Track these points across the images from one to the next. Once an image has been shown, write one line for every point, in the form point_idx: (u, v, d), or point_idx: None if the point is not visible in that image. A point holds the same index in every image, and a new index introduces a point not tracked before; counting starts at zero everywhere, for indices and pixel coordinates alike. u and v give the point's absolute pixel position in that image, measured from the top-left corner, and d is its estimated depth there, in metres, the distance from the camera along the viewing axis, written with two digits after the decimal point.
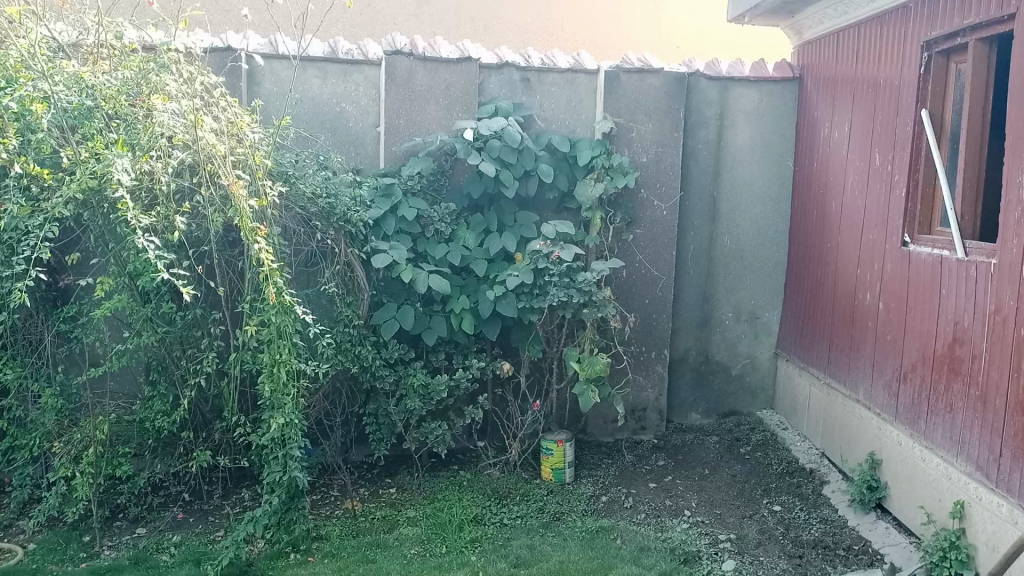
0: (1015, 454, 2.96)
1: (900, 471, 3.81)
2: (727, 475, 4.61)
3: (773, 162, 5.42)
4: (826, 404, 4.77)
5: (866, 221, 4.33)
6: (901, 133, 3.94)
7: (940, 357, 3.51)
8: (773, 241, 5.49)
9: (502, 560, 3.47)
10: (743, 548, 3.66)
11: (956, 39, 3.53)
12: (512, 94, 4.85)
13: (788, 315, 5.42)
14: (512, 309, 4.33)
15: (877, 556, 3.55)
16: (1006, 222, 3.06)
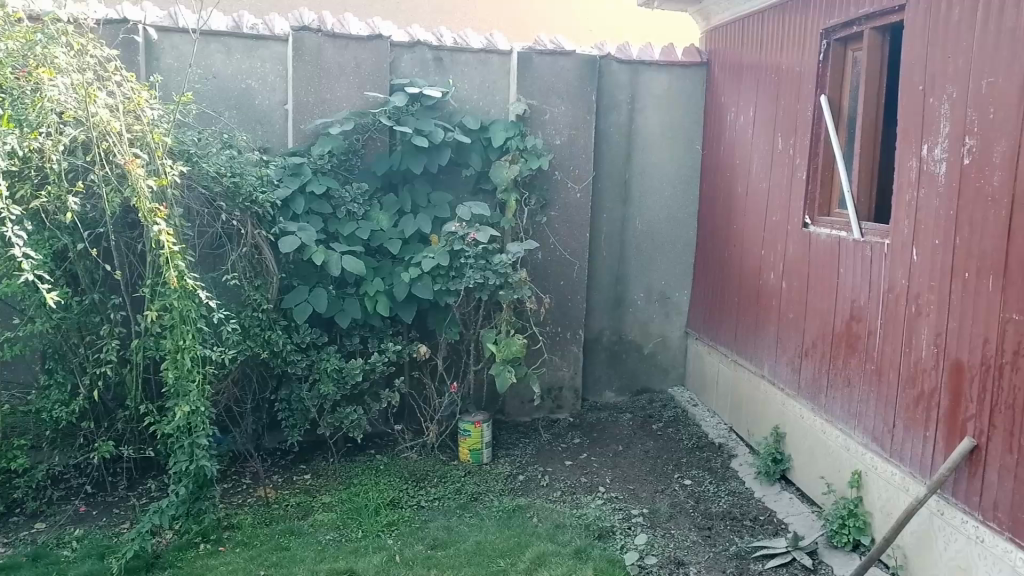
0: (907, 424, 3.13)
1: (802, 443, 3.99)
2: (640, 451, 4.72)
3: (682, 146, 5.55)
4: (733, 380, 4.94)
5: (770, 203, 4.48)
6: (802, 118, 4.08)
7: (838, 334, 3.67)
8: (683, 223, 5.63)
9: (419, 543, 3.47)
10: (655, 522, 3.76)
11: (853, 28, 3.67)
12: (424, 73, 4.79)
13: (698, 295, 5.57)
14: (428, 291, 4.30)
15: (781, 525, 3.71)
16: (899, 204, 3.20)
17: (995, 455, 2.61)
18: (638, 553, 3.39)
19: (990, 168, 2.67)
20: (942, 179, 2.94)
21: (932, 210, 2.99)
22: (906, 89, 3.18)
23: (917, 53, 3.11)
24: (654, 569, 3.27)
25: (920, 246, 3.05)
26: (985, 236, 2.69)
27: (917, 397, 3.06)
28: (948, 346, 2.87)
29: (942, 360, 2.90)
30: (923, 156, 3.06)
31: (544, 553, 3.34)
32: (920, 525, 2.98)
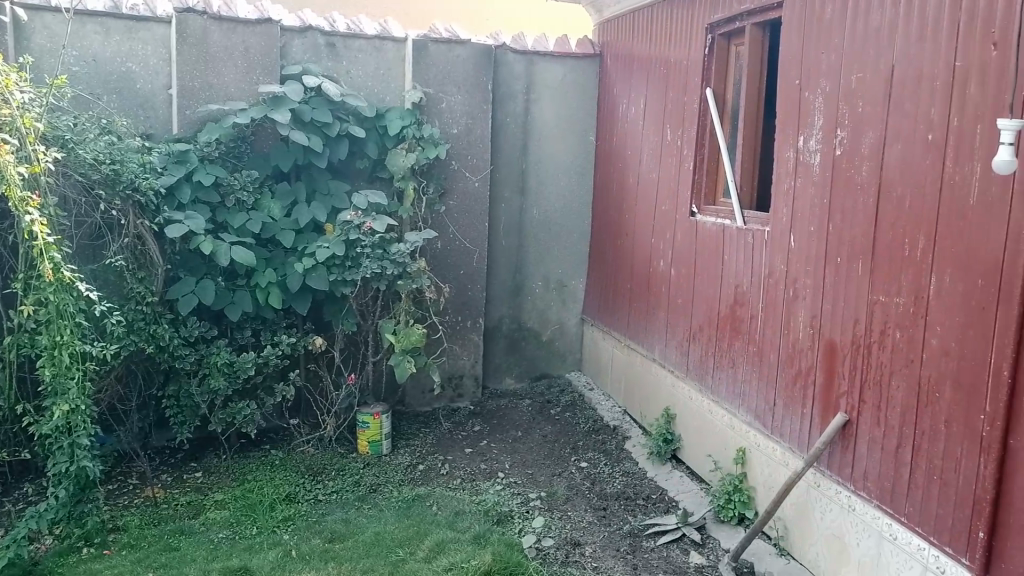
0: (786, 402, 3.30)
1: (691, 423, 4.15)
2: (538, 436, 4.80)
3: (577, 137, 5.64)
4: (627, 364, 5.08)
5: (659, 193, 4.62)
6: (689, 110, 4.23)
7: (723, 318, 3.83)
8: (579, 212, 5.73)
9: (316, 537, 3.42)
10: (552, 504, 3.84)
11: (735, 24, 3.81)
12: (317, 59, 4.69)
13: (593, 282, 5.70)
14: (324, 282, 4.23)
15: (672, 503, 3.85)
16: (778, 193, 3.36)
17: (865, 428, 2.79)
18: (535, 537, 3.45)
19: (859, 159, 2.84)
20: (817, 169, 3.10)
21: (807, 199, 3.15)
22: (784, 84, 3.33)
23: (794, 50, 3.26)
24: (551, 551, 3.34)
25: (797, 233, 3.22)
26: (855, 223, 2.86)
27: (795, 376, 3.23)
28: (822, 327, 3.04)
29: (817, 340, 3.07)
30: (799, 147, 3.22)
31: (442, 541, 3.35)
32: (799, 496, 3.16)
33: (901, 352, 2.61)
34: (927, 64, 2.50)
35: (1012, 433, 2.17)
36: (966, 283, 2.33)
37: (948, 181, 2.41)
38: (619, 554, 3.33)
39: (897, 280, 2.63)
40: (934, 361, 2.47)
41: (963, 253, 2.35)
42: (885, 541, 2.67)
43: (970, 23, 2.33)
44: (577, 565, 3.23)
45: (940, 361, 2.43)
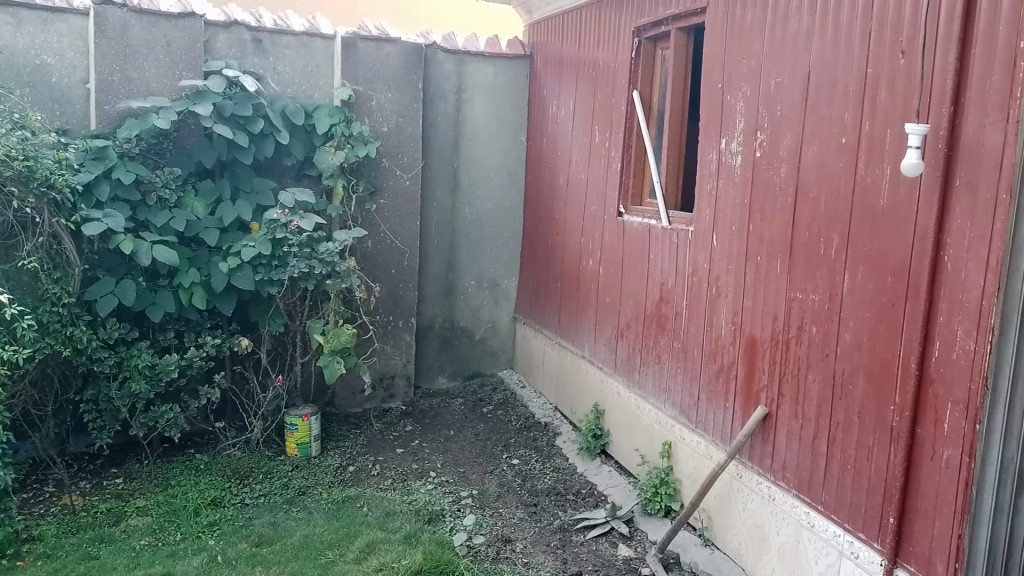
0: (709, 396, 3.39)
1: (619, 419, 4.23)
2: (470, 434, 4.81)
3: (508, 137, 5.68)
4: (557, 362, 5.14)
5: (588, 193, 4.69)
6: (617, 112, 4.30)
7: (650, 315, 3.91)
8: (510, 211, 5.77)
9: (243, 541, 3.36)
10: (484, 502, 3.85)
11: (661, 28, 3.89)
12: (243, 55, 4.60)
13: (525, 280, 5.75)
14: (249, 282, 4.15)
15: (602, 497, 3.91)
16: (701, 194, 3.45)
17: (784, 420, 2.89)
18: (466, 534, 3.46)
19: (778, 161, 2.94)
20: (738, 170, 3.19)
21: (729, 199, 3.25)
22: (707, 88, 3.43)
23: (717, 54, 3.36)
24: (482, 548, 3.35)
25: (720, 232, 3.31)
26: (774, 222, 2.96)
27: (717, 371, 3.32)
28: (743, 323, 3.14)
29: (739, 336, 3.17)
30: (721, 149, 3.32)
31: (373, 542, 3.33)
32: (723, 487, 3.25)
33: (817, 347, 2.72)
34: (841, 70, 2.61)
35: (919, 423, 2.27)
36: (877, 280, 2.44)
37: (860, 183, 2.52)
38: (549, 549, 3.37)
39: (813, 277, 2.74)
40: (847, 354, 2.57)
41: (873, 252, 2.46)
42: (803, 529, 2.77)
43: (879, 31, 2.44)
44: (508, 561, 3.26)
45: (853, 355, 2.54)
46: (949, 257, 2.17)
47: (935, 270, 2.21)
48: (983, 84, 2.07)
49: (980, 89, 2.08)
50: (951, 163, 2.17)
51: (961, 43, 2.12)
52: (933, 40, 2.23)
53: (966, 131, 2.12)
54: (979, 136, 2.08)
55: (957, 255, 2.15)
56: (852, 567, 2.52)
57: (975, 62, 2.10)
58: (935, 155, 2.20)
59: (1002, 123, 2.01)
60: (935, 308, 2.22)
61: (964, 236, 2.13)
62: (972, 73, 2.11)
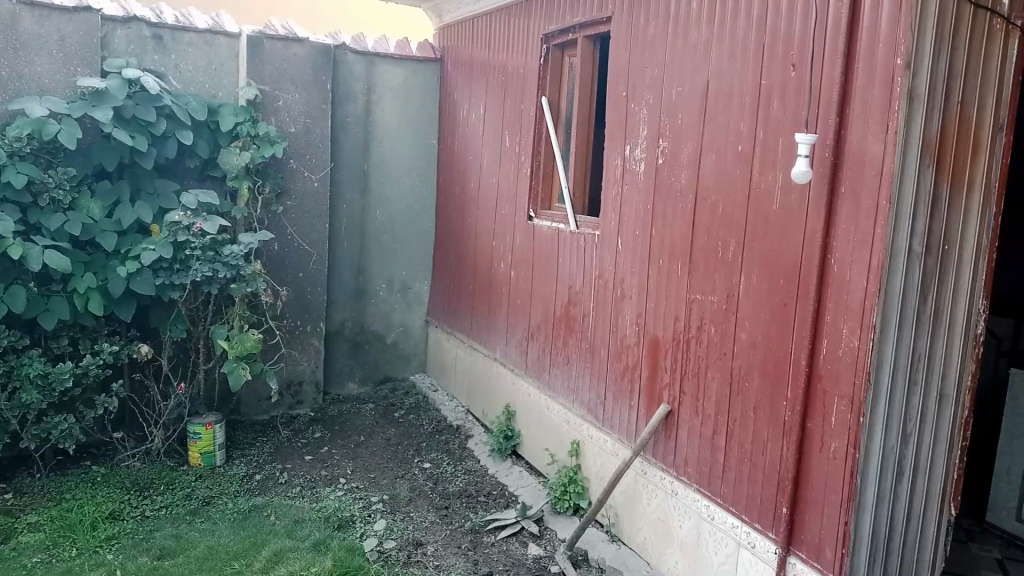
0: (615, 395, 3.48)
1: (530, 419, 4.29)
2: (381, 439, 4.78)
3: (419, 140, 5.67)
4: (469, 365, 5.18)
5: (499, 197, 4.74)
6: (526, 117, 4.36)
7: (559, 317, 3.99)
8: (421, 214, 5.76)
9: (143, 555, 3.25)
10: (394, 507, 3.84)
11: (568, 35, 3.97)
12: (142, 52, 4.44)
13: (438, 283, 5.76)
14: (150, 286, 4.01)
15: (512, 497, 3.96)
16: (607, 198, 3.54)
17: (685, 417, 3.00)
18: (376, 540, 3.44)
19: (678, 168, 3.05)
20: (641, 176, 3.29)
21: (633, 204, 3.34)
22: (612, 95, 3.52)
23: (621, 62, 3.45)
24: (393, 553, 3.34)
25: (625, 237, 3.40)
26: (675, 227, 3.07)
27: (623, 370, 3.41)
28: (647, 323, 3.24)
29: (642, 336, 3.26)
30: (625, 156, 3.41)
31: (281, 550, 3.27)
32: (629, 483, 3.34)
33: (716, 346, 2.83)
34: (737, 82, 2.73)
35: (809, 417, 2.39)
36: (770, 282, 2.56)
37: (754, 189, 2.64)
38: (460, 552, 3.38)
39: (711, 280, 2.85)
40: (743, 353, 2.69)
41: (767, 254, 2.58)
42: (703, 522, 2.87)
43: (772, 45, 2.57)
44: (419, 565, 3.26)
45: (749, 354, 2.65)
46: (835, 260, 2.30)
47: (823, 272, 2.34)
48: (864, 98, 2.20)
49: (862, 102, 2.21)
50: (836, 171, 2.30)
51: (846, 58, 2.25)
52: (820, 55, 2.36)
53: (850, 141, 2.25)
54: (862, 147, 2.21)
55: (842, 257, 2.27)
56: (749, 556, 2.63)
57: (858, 76, 2.23)
58: (822, 163, 2.33)
59: (881, 134, 2.14)
60: (823, 307, 2.34)
61: (849, 240, 2.25)
62: (854, 87, 2.24)
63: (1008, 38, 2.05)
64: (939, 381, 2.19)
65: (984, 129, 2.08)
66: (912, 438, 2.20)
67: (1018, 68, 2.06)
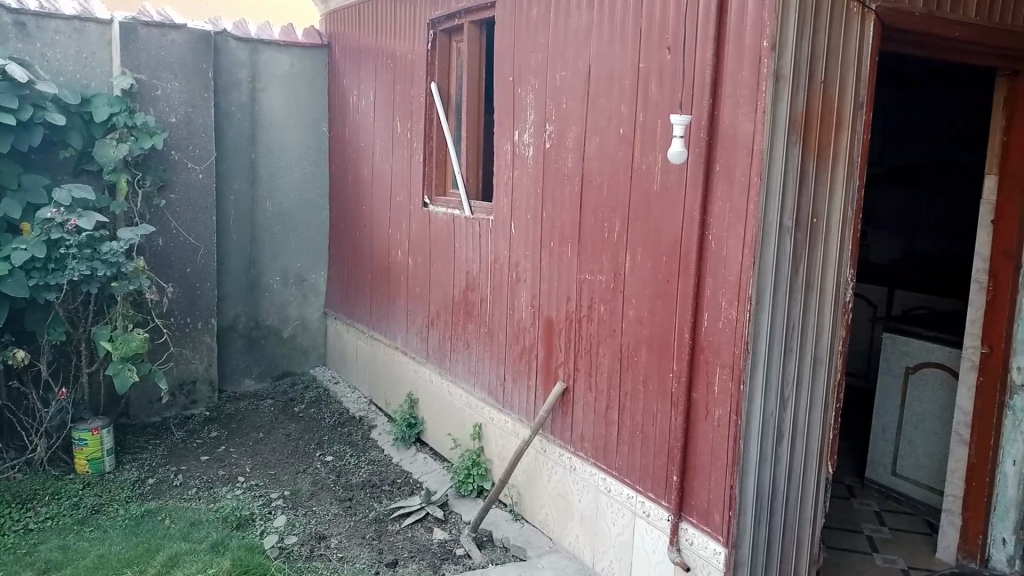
0: (514, 377, 3.52)
1: (432, 406, 4.30)
2: (281, 435, 4.69)
3: (309, 128, 5.55)
4: (369, 355, 5.13)
5: (393, 184, 4.70)
6: (416, 103, 4.34)
7: (457, 303, 4.00)
8: (314, 204, 5.65)
9: (27, 570, 3.09)
10: (296, 502, 3.78)
11: (454, 20, 3.95)
12: (3, 40, 4.17)
13: (334, 274, 5.67)
14: (24, 289, 3.77)
15: (417, 484, 3.97)
16: (499, 183, 3.56)
17: (580, 393, 3.07)
18: (277, 536, 3.38)
19: (565, 151, 3.10)
20: (531, 160, 3.33)
21: (524, 188, 3.38)
22: (499, 80, 3.54)
23: (507, 47, 3.47)
24: (295, 548, 3.29)
25: (517, 220, 3.43)
26: (565, 209, 3.12)
27: (520, 352, 3.46)
28: (541, 305, 3.29)
29: (538, 317, 3.32)
30: (515, 141, 3.44)
31: (177, 554, 3.17)
32: (529, 462, 3.41)
33: (606, 323, 2.91)
34: (618, 65, 2.79)
35: (694, 387, 2.48)
36: (653, 259, 2.65)
37: (637, 170, 2.72)
38: (365, 542, 3.37)
39: (600, 259, 2.92)
40: (632, 329, 2.77)
41: (650, 233, 2.66)
42: (601, 494, 2.95)
43: (648, 29, 2.64)
44: (322, 558, 3.22)
45: (637, 330, 2.74)
46: (713, 237, 2.39)
47: (702, 248, 2.43)
48: (735, 79, 2.29)
49: (733, 83, 2.29)
50: (711, 150, 2.38)
51: (717, 41, 2.33)
52: (693, 39, 2.44)
53: (723, 121, 2.33)
54: (733, 126, 2.29)
55: (719, 233, 2.36)
56: (644, 525, 2.72)
57: (728, 58, 2.32)
58: (699, 143, 2.41)
59: (751, 114, 2.22)
60: (703, 281, 2.43)
61: (725, 216, 2.34)
62: (725, 67, 2.32)
63: (864, 20, 2.19)
64: (813, 347, 2.32)
65: (846, 106, 2.23)
66: (790, 402, 2.32)
67: (874, 49, 2.22)
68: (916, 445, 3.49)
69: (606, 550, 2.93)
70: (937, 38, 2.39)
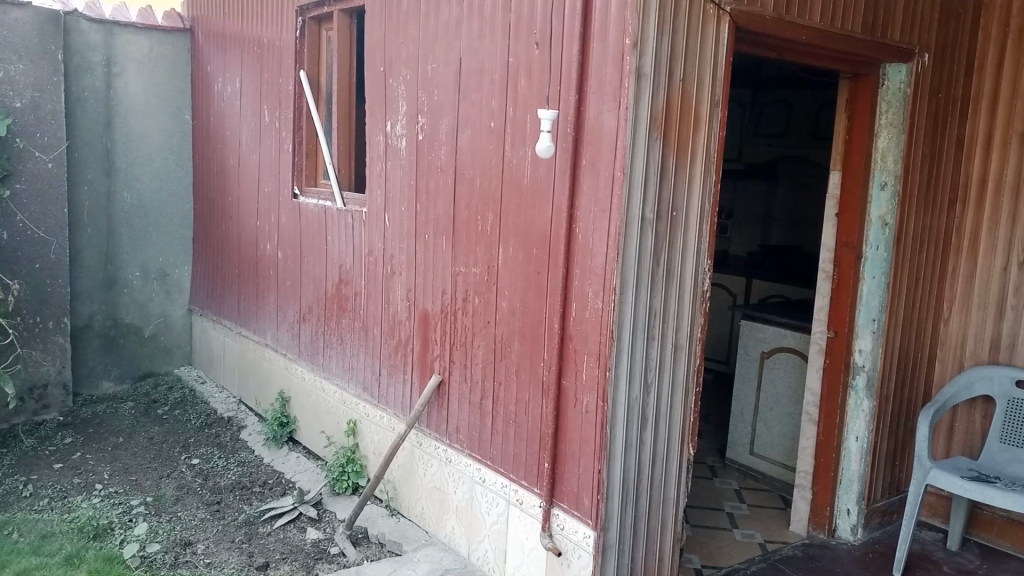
0: (389, 370, 3.50)
1: (305, 404, 4.20)
2: (143, 439, 4.46)
3: (171, 116, 5.29)
4: (238, 353, 4.96)
5: (261, 175, 4.55)
6: (284, 92, 4.22)
7: (330, 296, 3.92)
8: (177, 196, 5.39)
9: None
10: (159, 509, 3.61)
11: (324, 8, 3.86)
12: None
13: (199, 268, 5.43)
14: None
15: (289, 484, 3.87)
16: (372, 173, 3.51)
17: (455, 385, 3.08)
18: (138, 545, 3.21)
19: (437, 143, 3.10)
20: (403, 152, 3.30)
21: (397, 180, 3.35)
22: (370, 71, 3.49)
23: (377, 37, 3.43)
24: (158, 556, 3.15)
25: (391, 213, 3.40)
26: (437, 201, 3.12)
27: (395, 346, 3.43)
28: (416, 298, 3.27)
29: (413, 311, 3.30)
30: (387, 132, 3.40)
31: (25, 570, 2.95)
32: (405, 457, 3.39)
33: (480, 315, 2.93)
34: (487, 58, 2.81)
35: (564, 376, 2.54)
36: (525, 252, 2.69)
37: (507, 163, 2.75)
38: (234, 546, 3.26)
39: (474, 252, 2.94)
40: (505, 321, 2.81)
41: (521, 225, 2.70)
42: (476, 485, 2.98)
43: (517, 24, 2.67)
44: (187, 565, 3.10)
45: (510, 321, 2.78)
46: (580, 230, 2.45)
47: (570, 241, 2.48)
48: (599, 75, 2.34)
49: (597, 79, 2.35)
50: (578, 145, 2.43)
51: (583, 38, 2.39)
52: (559, 35, 2.48)
53: (588, 116, 2.39)
54: (599, 121, 2.35)
55: (585, 227, 2.42)
56: (518, 513, 2.77)
57: (592, 54, 2.37)
58: (566, 139, 2.46)
59: (614, 109, 2.28)
60: (572, 273, 2.49)
61: (591, 210, 2.40)
62: (590, 64, 2.38)
63: (719, 22, 2.29)
64: (673, 335, 2.42)
65: (703, 104, 2.33)
66: (653, 388, 2.41)
67: (730, 50, 2.33)
68: (771, 426, 3.71)
69: (481, 540, 2.95)
70: (788, 42, 2.54)
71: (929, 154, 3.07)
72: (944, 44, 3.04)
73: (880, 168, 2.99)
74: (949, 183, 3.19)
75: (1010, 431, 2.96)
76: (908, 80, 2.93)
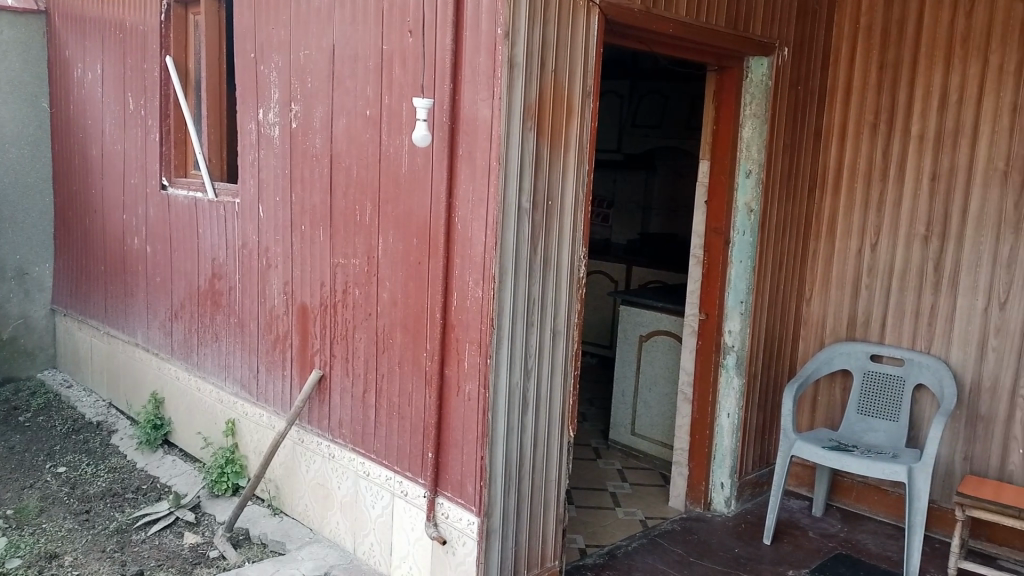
0: (268, 367, 3.40)
1: (180, 405, 4.03)
2: (3, 449, 4.17)
3: (25, 103, 4.94)
4: (107, 353, 4.70)
5: (126, 166, 4.33)
6: (149, 78, 4.02)
7: (203, 292, 3.78)
8: (34, 189, 5.05)
9: None
10: (21, 521, 3.39)
11: None
12: None
13: (61, 265, 5.12)
14: None
15: (165, 489, 3.72)
16: (244, 163, 3.40)
17: (337, 379, 3.03)
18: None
19: (311, 132, 3.03)
20: (277, 141, 3.21)
21: (271, 170, 3.25)
22: (240, 58, 3.37)
23: (247, 23, 3.31)
24: (20, 572, 2.96)
25: (265, 204, 3.30)
26: (314, 191, 3.05)
27: (274, 341, 3.34)
28: (294, 291, 3.20)
29: (291, 304, 3.22)
30: (259, 120, 3.29)
31: None
32: (286, 454, 3.31)
33: (361, 307, 2.89)
34: (361, 46, 2.76)
35: (446, 366, 2.54)
36: (404, 242, 2.67)
37: (384, 153, 2.72)
38: (105, 555, 3.10)
39: (352, 243, 2.89)
40: (386, 312, 2.78)
41: (399, 216, 2.68)
42: (360, 479, 2.94)
43: (390, 11, 2.64)
44: None
45: (391, 312, 2.75)
46: (458, 219, 2.45)
47: (449, 230, 2.48)
48: (473, 64, 2.35)
49: (471, 68, 2.35)
50: (454, 135, 2.43)
51: (455, 26, 2.38)
52: (432, 24, 2.47)
53: (463, 106, 2.39)
54: (474, 111, 2.35)
55: (463, 216, 2.42)
56: (403, 504, 2.75)
57: (466, 43, 2.37)
58: (442, 128, 2.45)
59: (488, 99, 2.29)
60: (451, 263, 2.49)
61: (468, 199, 2.40)
62: (464, 54, 2.38)
63: (589, 14, 2.35)
64: (550, 321, 2.46)
65: (575, 95, 2.38)
66: (532, 373, 2.45)
67: (599, 41, 2.39)
68: (650, 406, 3.84)
69: (366, 535, 2.92)
70: (655, 34, 2.61)
71: (790, 144, 3.24)
72: (801, 40, 3.21)
73: (745, 158, 3.13)
74: (809, 172, 3.37)
75: (866, 403, 3.18)
76: (770, 73, 3.08)
